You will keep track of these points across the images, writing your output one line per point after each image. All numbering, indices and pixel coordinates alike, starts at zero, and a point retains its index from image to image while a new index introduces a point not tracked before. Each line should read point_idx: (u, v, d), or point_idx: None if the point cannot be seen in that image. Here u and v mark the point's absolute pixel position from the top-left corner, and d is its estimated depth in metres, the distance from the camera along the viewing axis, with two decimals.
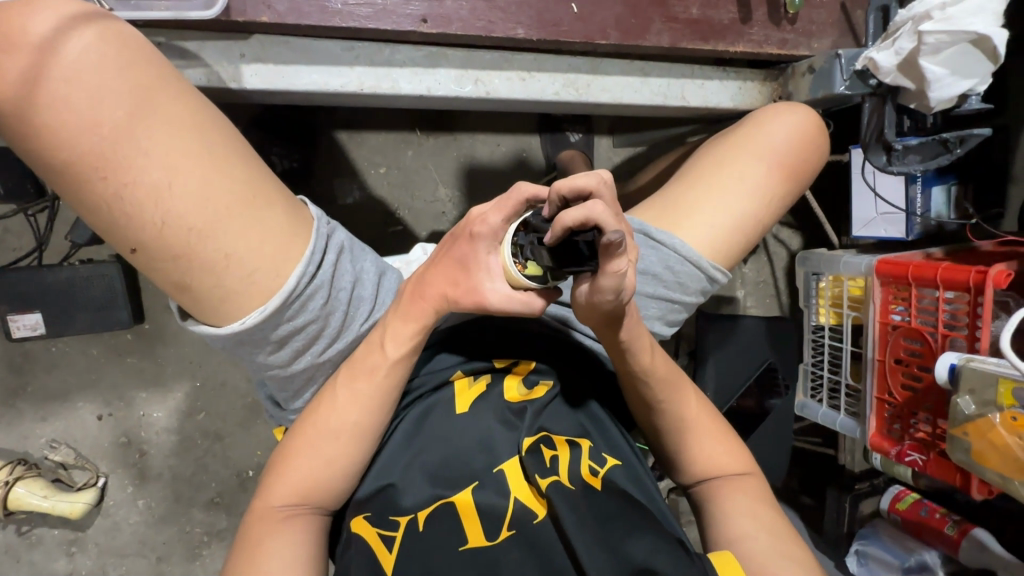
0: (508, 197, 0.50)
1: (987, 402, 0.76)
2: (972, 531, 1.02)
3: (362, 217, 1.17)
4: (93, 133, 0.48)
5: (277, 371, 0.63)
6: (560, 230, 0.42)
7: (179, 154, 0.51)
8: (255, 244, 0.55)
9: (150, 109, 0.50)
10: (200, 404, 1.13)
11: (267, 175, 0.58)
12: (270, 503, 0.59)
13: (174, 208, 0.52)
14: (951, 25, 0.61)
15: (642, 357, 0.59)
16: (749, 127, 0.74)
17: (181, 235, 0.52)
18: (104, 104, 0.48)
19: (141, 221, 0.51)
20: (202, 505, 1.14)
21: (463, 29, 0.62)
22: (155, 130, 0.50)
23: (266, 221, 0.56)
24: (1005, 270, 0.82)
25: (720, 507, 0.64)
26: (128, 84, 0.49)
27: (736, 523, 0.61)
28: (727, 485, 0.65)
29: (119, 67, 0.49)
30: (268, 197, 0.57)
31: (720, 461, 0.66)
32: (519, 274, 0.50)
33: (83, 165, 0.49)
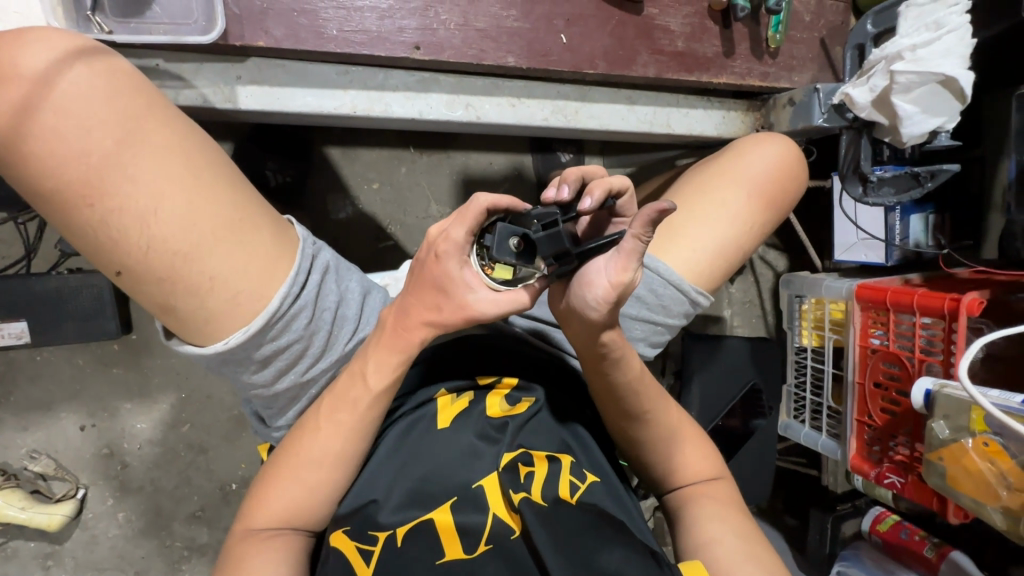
0: (468, 208, 0.48)
1: (961, 427, 0.77)
2: (951, 553, 1.03)
3: (354, 232, 1.18)
4: (80, 161, 0.50)
5: (260, 391, 0.63)
6: (600, 194, 0.50)
7: (166, 181, 0.52)
8: (239, 267, 0.56)
9: (139, 137, 0.51)
10: (185, 416, 1.13)
11: (253, 198, 0.59)
12: (251, 523, 0.59)
13: (159, 232, 0.53)
14: (922, 66, 0.63)
15: (631, 366, 0.60)
16: (729, 157, 0.76)
17: (165, 259, 0.53)
18: (90, 134, 0.50)
19: (126, 246, 0.52)
20: (183, 518, 1.13)
21: (456, 57, 0.64)
22: (142, 158, 0.51)
23: (250, 244, 0.57)
24: (977, 298, 0.84)
25: (689, 510, 0.63)
26: (116, 114, 0.51)
27: (705, 527, 0.61)
28: (696, 491, 0.65)
29: (105, 97, 0.50)
30: (254, 220, 0.58)
31: (690, 468, 0.66)
32: (487, 276, 0.52)
33: (70, 191, 0.50)
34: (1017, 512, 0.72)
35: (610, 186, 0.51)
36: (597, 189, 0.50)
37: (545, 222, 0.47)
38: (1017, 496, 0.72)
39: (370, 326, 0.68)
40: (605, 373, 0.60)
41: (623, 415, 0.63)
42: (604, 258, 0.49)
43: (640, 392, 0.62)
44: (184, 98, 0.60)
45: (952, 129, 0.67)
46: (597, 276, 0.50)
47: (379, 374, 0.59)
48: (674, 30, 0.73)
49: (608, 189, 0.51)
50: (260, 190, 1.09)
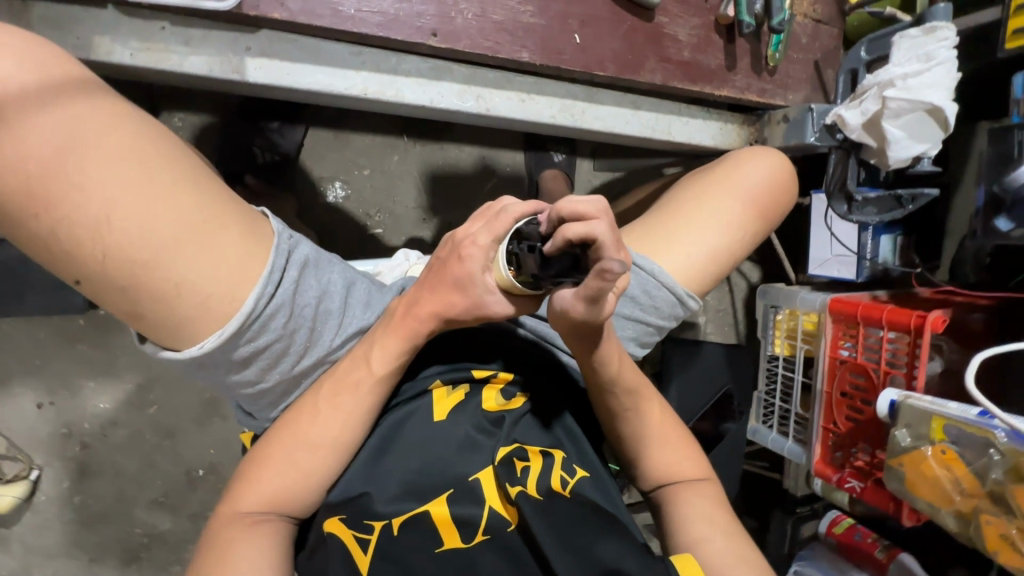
0: (498, 218, 0.48)
1: (921, 435, 0.82)
2: (900, 555, 1.09)
3: (342, 218, 1.16)
4: (20, 170, 0.46)
5: (246, 390, 0.60)
6: (560, 242, 0.43)
7: (118, 184, 0.48)
8: (206, 270, 0.52)
9: (83, 138, 0.47)
10: (152, 398, 1.08)
11: (218, 195, 0.54)
12: (238, 506, 0.57)
13: (114, 239, 0.49)
14: (912, 94, 0.67)
15: (610, 366, 0.58)
16: (724, 169, 0.79)
17: (125, 266, 0.49)
18: (30, 141, 0.46)
19: (81, 256, 0.49)
20: (145, 504, 1.09)
21: (471, 47, 0.64)
22: (89, 163, 0.47)
23: (215, 247, 0.53)
24: (940, 315, 0.90)
25: (676, 509, 0.62)
26: (57, 118, 0.47)
27: (695, 526, 0.60)
28: (684, 489, 0.63)
29: (45, 100, 0.46)
30: (218, 219, 0.53)
31: (678, 467, 0.64)
32: (511, 279, 0.49)
33: (15, 203, 0.47)
34: (967, 514, 0.78)
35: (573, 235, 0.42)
36: (559, 236, 0.43)
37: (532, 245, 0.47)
38: (969, 499, 0.78)
39: (358, 320, 0.62)
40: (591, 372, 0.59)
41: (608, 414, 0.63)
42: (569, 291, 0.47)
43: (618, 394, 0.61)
44: (189, 65, 0.58)
45: (934, 156, 0.71)
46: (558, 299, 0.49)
47: (380, 361, 0.58)
48: (682, 39, 0.75)
49: (567, 238, 0.42)
50: (246, 167, 1.04)
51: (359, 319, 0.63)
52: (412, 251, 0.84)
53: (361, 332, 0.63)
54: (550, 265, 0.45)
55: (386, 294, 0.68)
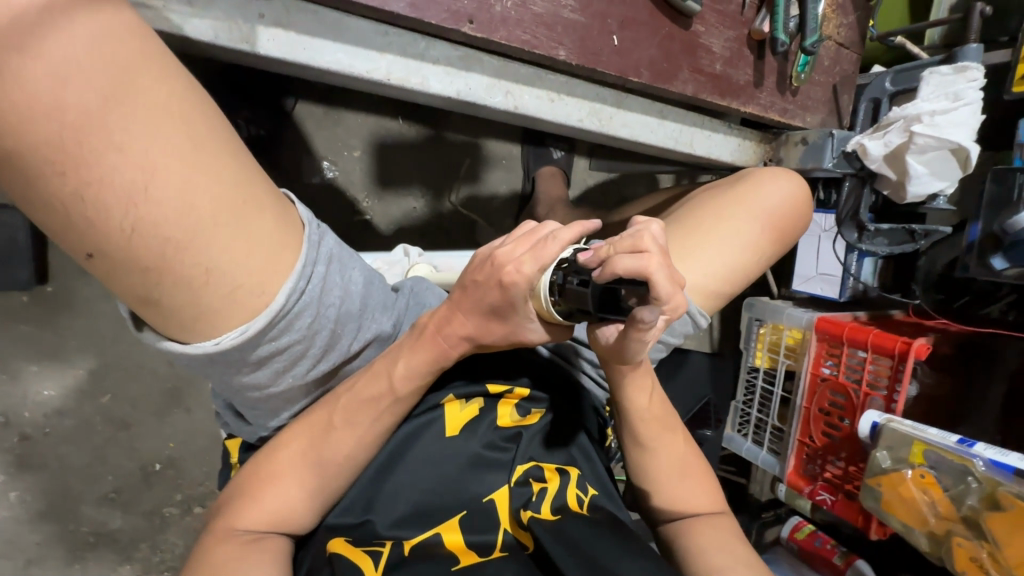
0: (545, 245, 0.45)
1: (901, 459, 0.86)
2: (856, 561, 1.13)
3: (329, 201, 1.07)
4: (51, 116, 0.36)
5: (251, 394, 0.52)
6: (608, 279, 0.42)
7: (162, 148, 0.39)
8: (243, 258, 0.44)
9: (128, 89, 0.38)
10: (106, 385, 0.99)
11: (255, 172, 0.46)
12: (234, 522, 0.52)
13: (147, 213, 0.39)
14: (938, 132, 0.71)
15: (640, 398, 0.60)
16: (749, 187, 0.78)
17: (151, 245, 0.40)
18: (69, 83, 0.36)
19: (103, 227, 0.39)
20: (92, 501, 0.98)
21: (507, 39, 0.59)
22: (133, 119, 0.38)
23: (253, 231, 0.45)
24: (924, 343, 0.93)
25: (692, 541, 0.61)
26: (100, 59, 0.37)
27: (712, 556, 0.60)
28: (701, 522, 0.63)
29: (96, 36, 0.37)
30: (258, 200, 0.45)
31: (693, 500, 0.64)
32: (550, 308, 0.47)
33: (32, 153, 0.36)
34: (939, 535, 0.83)
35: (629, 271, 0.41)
36: (610, 270, 0.41)
37: (580, 279, 0.44)
38: (942, 522, 0.82)
39: (373, 325, 0.57)
40: (620, 398, 0.60)
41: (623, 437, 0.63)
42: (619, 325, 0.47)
43: (645, 423, 0.61)
44: (191, 28, 0.49)
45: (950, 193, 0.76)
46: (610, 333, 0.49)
47: (398, 375, 0.53)
48: (715, 52, 0.73)
49: (617, 275, 0.41)
50: None
51: (377, 324, 0.57)
52: (412, 247, 0.78)
53: (378, 338, 0.58)
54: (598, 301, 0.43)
55: (398, 299, 0.61)
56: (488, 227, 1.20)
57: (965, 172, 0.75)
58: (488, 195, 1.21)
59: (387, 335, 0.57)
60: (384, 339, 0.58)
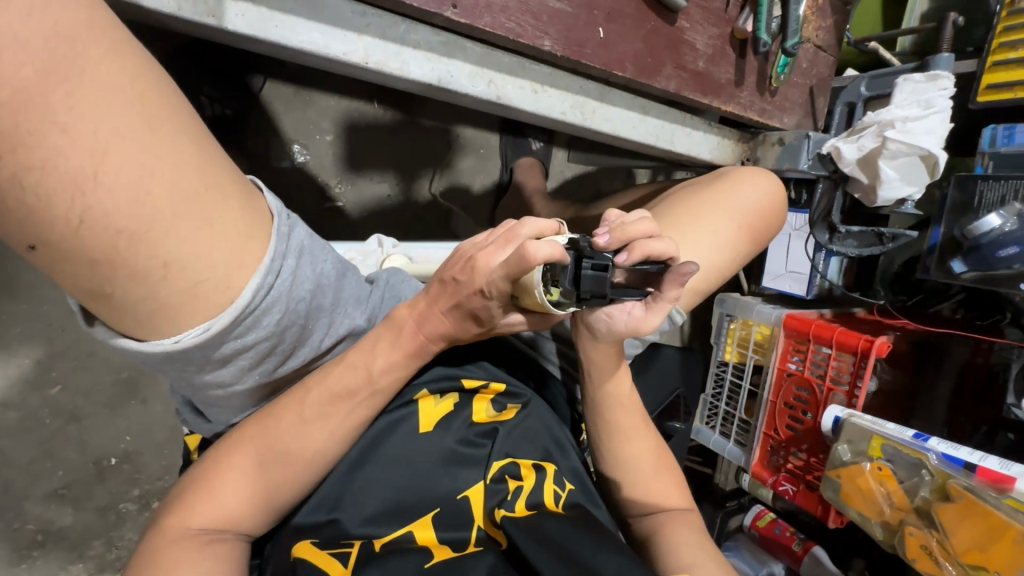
0: (512, 232, 0.46)
1: (860, 452, 0.89)
2: (813, 549, 1.18)
3: (298, 186, 1.03)
4: None
5: (214, 392, 0.49)
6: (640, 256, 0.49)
7: (112, 132, 0.36)
8: (205, 249, 0.41)
9: (71, 65, 0.35)
10: (55, 375, 0.94)
11: (220, 158, 0.43)
12: (186, 521, 0.49)
13: (98, 203, 0.36)
14: (910, 138, 0.73)
15: (622, 385, 0.64)
16: (726, 185, 0.78)
17: (101, 236, 0.37)
18: (3, 54, 0.32)
19: (44, 216, 0.36)
20: (39, 497, 0.93)
21: (491, 26, 0.57)
22: (79, 100, 0.35)
23: (217, 223, 0.42)
24: (886, 341, 0.96)
25: (666, 536, 0.61)
26: (37, 30, 0.33)
27: (684, 550, 0.60)
28: (674, 518, 0.64)
29: (32, 5, 0.33)
30: (222, 188, 0.42)
31: (664, 495, 0.65)
32: (546, 300, 0.45)
33: None
34: (893, 525, 0.87)
35: (653, 252, 0.49)
36: (640, 250, 0.49)
37: (594, 265, 0.45)
38: (896, 512, 0.86)
39: (346, 319, 0.54)
40: (603, 387, 0.63)
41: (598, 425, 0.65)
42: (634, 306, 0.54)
43: (627, 411, 0.64)
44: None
45: (917, 199, 0.79)
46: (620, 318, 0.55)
47: (371, 369, 0.52)
48: (699, 48, 0.72)
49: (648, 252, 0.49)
50: None
51: (350, 319, 0.55)
52: (386, 237, 0.75)
53: (352, 333, 0.56)
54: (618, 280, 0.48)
55: (373, 292, 0.59)
56: (464, 217, 1.18)
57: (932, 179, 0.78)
58: (465, 184, 1.18)
59: (360, 330, 0.55)
60: (358, 334, 0.56)
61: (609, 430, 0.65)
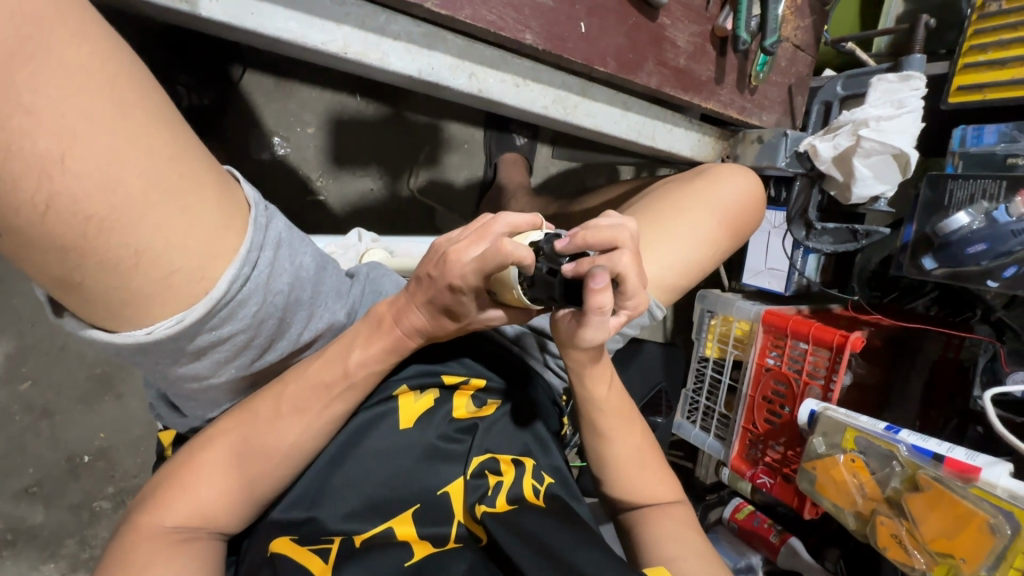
0: (488, 226, 0.46)
1: (835, 444, 0.91)
2: (790, 540, 1.21)
3: (278, 179, 1.02)
4: None
5: (189, 385, 0.49)
6: (581, 274, 0.42)
7: (80, 117, 0.35)
8: (180, 239, 0.41)
9: (36, 50, 0.34)
10: (25, 371, 0.92)
11: (195, 147, 0.43)
12: (159, 518, 0.48)
13: (66, 189, 0.35)
14: (883, 137, 0.75)
15: (599, 389, 0.62)
16: (706, 182, 0.79)
17: (69, 222, 0.36)
18: None
19: (11, 204, 0.35)
20: (10, 495, 0.91)
21: (473, 18, 0.57)
22: (45, 81, 0.34)
23: (192, 213, 0.41)
24: (860, 336, 0.98)
25: (650, 530, 0.63)
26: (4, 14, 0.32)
27: (666, 545, 0.60)
28: (659, 511, 0.64)
29: None
30: (197, 178, 0.42)
31: (652, 490, 0.65)
32: (520, 296, 0.46)
33: None
34: (865, 515, 0.89)
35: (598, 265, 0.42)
36: (583, 265, 0.42)
37: (548, 269, 0.44)
38: (869, 502, 0.88)
39: (324, 313, 0.54)
40: (584, 388, 0.62)
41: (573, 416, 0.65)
42: None
43: (606, 414, 0.63)
44: None
45: (890, 197, 0.81)
46: (571, 310, 0.55)
47: (351, 362, 0.52)
48: (680, 46, 0.73)
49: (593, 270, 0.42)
50: None
51: (330, 313, 0.55)
52: (367, 231, 0.74)
53: (332, 327, 0.55)
54: (563, 291, 0.44)
55: (353, 286, 0.59)
56: (448, 213, 1.17)
57: (905, 177, 0.80)
58: (449, 179, 1.18)
59: (341, 324, 0.55)
60: (337, 328, 0.56)
61: (588, 430, 0.64)
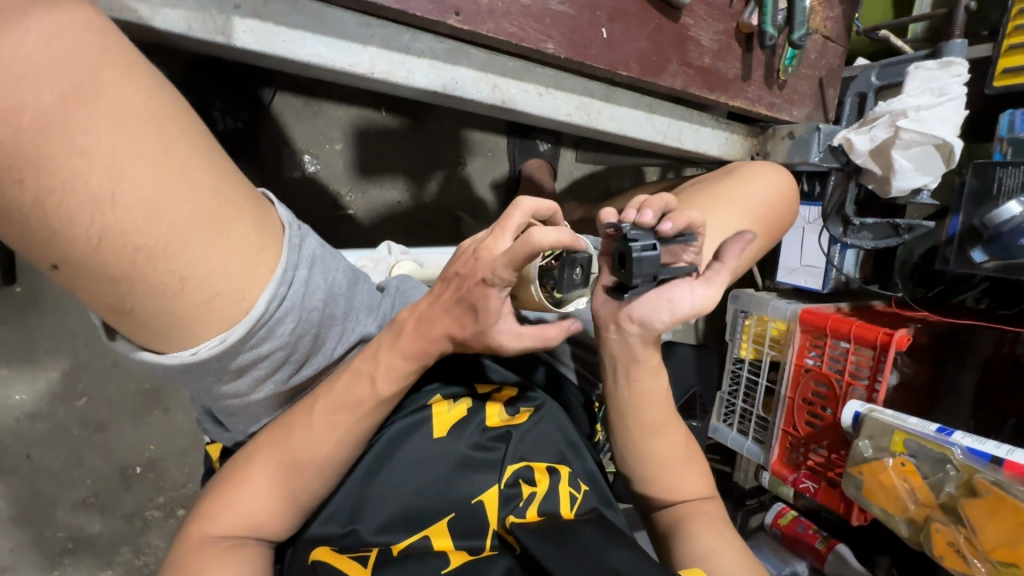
0: (508, 216, 0.45)
1: (882, 447, 0.87)
2: (837, 546, 1.16)
3: (310, 196, 1.05)
4: (6, 119, 0.33)
5: (230, 402, 0.50)
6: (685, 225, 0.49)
7: (125, 150, 0.37)
8: (220, 262, 0.42)
9: (82, 92, 0.36)
10: (79, 388, 0.96)
11: (233, 174, 0.44)
12: (207, 529, 0.50)
13: (116, 221, 0.37)
14: (922, 127, 0.72)
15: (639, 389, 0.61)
16: (736, 181, 0.78)
17: (120, 253, 0.38)
18: (21, 85, 0.34)
19: (66, 236, 0.37)
20: (69, 505, 0.96)
21: (495, 32, 0.57)
22: (95, 121, 0.36)
23: (231, 237, 0.43)
24: (905, 334, 0.94)
25: (686, 529, 0.59)
26: (56, 62, 0.35)
27: (700, 543, 0.57)
28: (693, 508, 0.61)
29: (48, 34, 0.34)
30: (236, 203, 0.43)
31: (684, 486, 0.62)
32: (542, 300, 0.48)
33: None
34: (919, 521, 0.85)
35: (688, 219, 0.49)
36: (682, 218, 0.48)
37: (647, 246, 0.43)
38: (922, 508, 0.84)
39: (359, 327, 0.55)
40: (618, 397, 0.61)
41: (617, 416, 0.61)
42: (698, 284, 0.52)
43: (643, 407, 0.60)
44: (160, 19, 0.46)
45: (932, 189, 0.77)
46: (686, 297, 0.51)
47: (385, 373, 0.52)
48: (704, 44, 0.72)
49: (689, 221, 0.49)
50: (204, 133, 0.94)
51: (363, 326, 0.56)
52: (396, 243, 0.75)
53: (364, 340, 0.56)
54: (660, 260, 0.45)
55: (383, 300, 0.60)
56: (473, 222, 1.18)
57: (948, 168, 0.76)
58: (474, 188, 1.19)
59: (372, 336, 0.56)
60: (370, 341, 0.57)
61: (636, 423, 0.60)
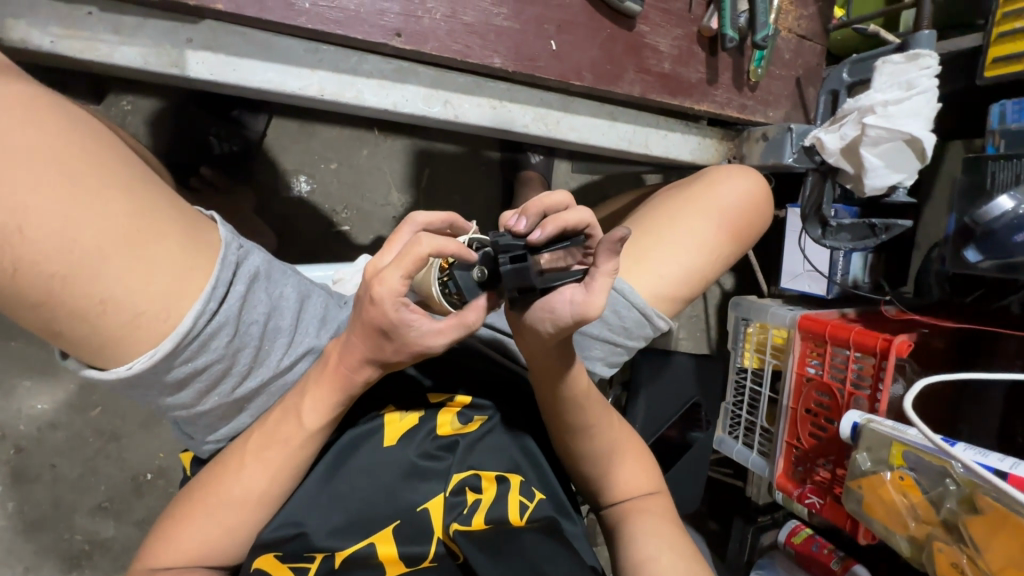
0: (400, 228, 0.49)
1: (881, 460, 0.83)
2: (854, 567, 1.09)
3: (306, 215, 1.10)
4: None
5: (180, 413, 0.54)
6: (556, 231, 0.46)
7: (32, 191, 0.41)
8: (140, 284, 0.45)
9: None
10: (95, 400, 1.03)
11: (158, 201, 0.48)
12: (153, 563, 0.53)
13: (26, 252, 0.41)
14: (890, 123, 0.71)
15: (591, 397, 0.60)
16: (703, 185, 0.76)
17: (37, 282, 0.42)
18: None
19: None
20: (87, 509, 1.02)
21: (438, 50, 0.60)
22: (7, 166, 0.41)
23: (153, 259, 0.46)
24: (906, 340, 0.90)
25: (629, 527, 0.63)
26: None
27: (643, 546, 0.61)
28: (638, 506, 0.65)
29: None
30: (159, 227, 0.47)
31: (631, 483, 0.66)
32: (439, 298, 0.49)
33: None
34: (919, 540, 0.80)
35: (567, 220, 0.46)
36: (553, 223, 0.46)
37: (512, 257, 0.45)
38: (922, 526, 0.79)
39: (309, 339, 0.58)
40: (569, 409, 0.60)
41: (558, 423, 0.61)
42: (578, 290, 0.47)
43: (587, 408, 0.60)
44: (118, 56, 0.51)
45: (909, 186, 0.76)
46: (564, 305, 0.47)
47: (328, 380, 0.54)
48: (663, 50, 0.72)
49: (562, 226, 0.46)
50: (203, 158, 1.00)
51: (311, 339, 0.58)
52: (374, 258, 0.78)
53: (313, 353, 0.58)
54: (536, 268, 0.45)
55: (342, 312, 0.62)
56: None
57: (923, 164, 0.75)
58: (467, 201, 1.21)
59: (321, 349, 0.57)
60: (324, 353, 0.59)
61: (569, 431, 0.61)
